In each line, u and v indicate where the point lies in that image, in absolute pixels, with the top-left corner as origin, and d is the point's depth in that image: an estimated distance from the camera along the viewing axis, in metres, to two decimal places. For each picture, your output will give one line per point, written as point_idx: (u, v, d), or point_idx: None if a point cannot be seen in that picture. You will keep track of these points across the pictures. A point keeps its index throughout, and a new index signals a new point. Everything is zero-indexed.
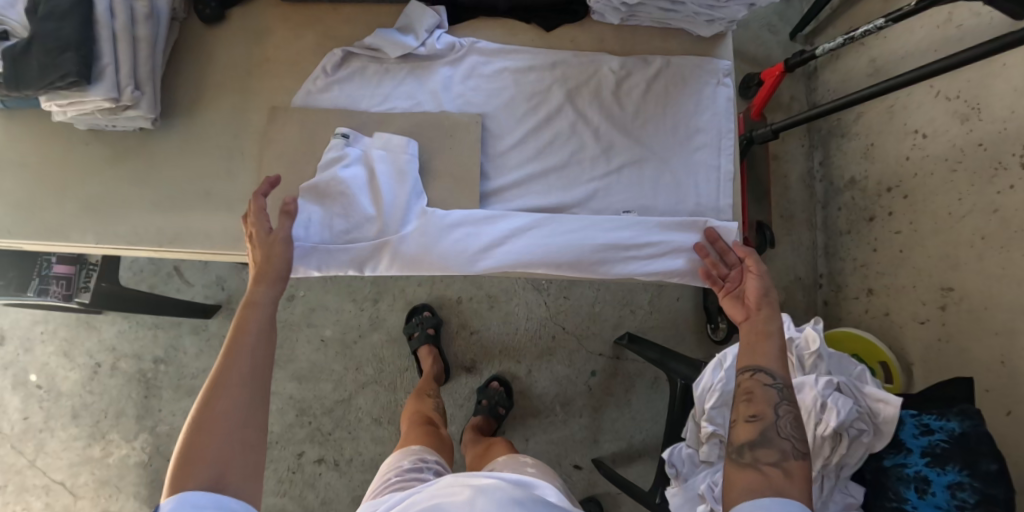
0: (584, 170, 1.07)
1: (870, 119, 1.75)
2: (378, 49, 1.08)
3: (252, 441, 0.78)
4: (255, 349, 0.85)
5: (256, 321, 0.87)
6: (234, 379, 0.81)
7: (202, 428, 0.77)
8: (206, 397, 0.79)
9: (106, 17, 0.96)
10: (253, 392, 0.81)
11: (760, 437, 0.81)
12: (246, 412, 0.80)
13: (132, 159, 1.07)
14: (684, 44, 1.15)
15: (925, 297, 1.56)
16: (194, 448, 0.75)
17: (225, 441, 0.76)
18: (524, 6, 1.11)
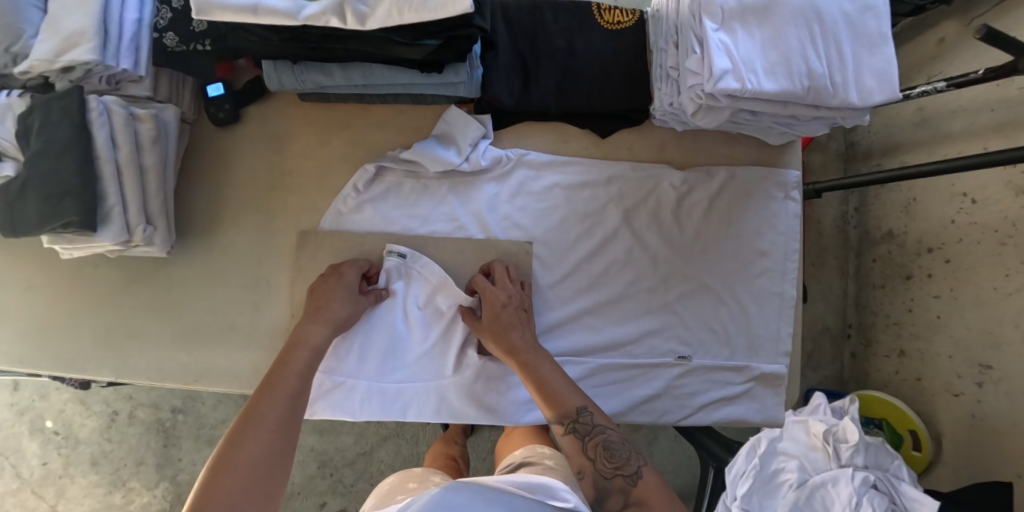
0: (638, 303, 1.01)
1: None
2: (415, 162, 0.98)
3: (273, 482, 0.76)
4: (295, 388, 0.85)
5: (302, 360, 0.88)
6: (266, 414, 0.81)
7: (223, 466, 0.74)
8: (236, 434, 0.77)
9: (108, 151, 0.87)
10: (283, 433, 0.80)
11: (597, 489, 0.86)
12: (268, 458, 0.76)
13: (148, 285, 1.02)
14: (749, 151, 1.06)
15: (962, 370, 1.52)
16: (213, 483, 0.72)
17: (248, 479, 0.74)
18: (579, 113, 1.01)
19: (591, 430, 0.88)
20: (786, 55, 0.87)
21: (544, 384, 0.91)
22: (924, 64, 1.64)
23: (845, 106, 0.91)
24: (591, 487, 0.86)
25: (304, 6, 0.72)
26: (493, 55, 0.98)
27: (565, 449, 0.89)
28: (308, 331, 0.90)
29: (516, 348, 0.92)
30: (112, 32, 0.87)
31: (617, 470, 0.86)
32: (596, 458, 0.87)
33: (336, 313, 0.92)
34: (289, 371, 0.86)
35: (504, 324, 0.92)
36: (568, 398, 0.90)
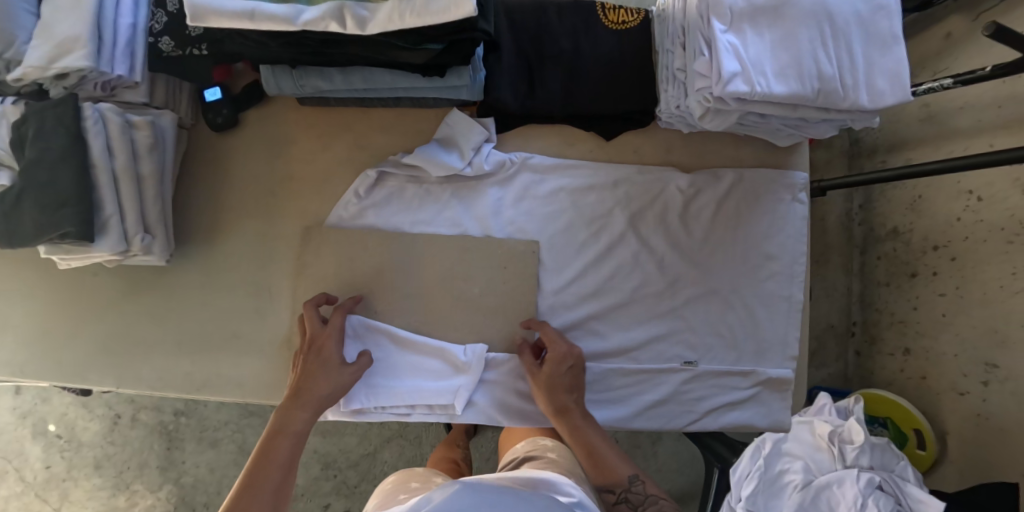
0: (647, 308, 1.00)
1: None
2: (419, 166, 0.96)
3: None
4: (274, 488, 0.81)
5: (284, 448, 0.84)
6: None
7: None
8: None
9: (104, 159, 0.85)
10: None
11: None
12: None
13: (149, 292, 1.00)
14: (757, 153, 1.04)
15: (967, 369, 1.51)
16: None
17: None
18: (584, 115, 0.99)
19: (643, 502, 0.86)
20: (797, 57, 0.85)
21: (595, 455, 0.90)
22: (929, 60, 1.62)
23: (856, 108, 0.89)
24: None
25: (303, 10, 0.68)
26: (497, 56, 0.95)
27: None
28: (292, 416, 0.86)
29: (568, 407, 0.91)
30: (106, 37, 0.86)
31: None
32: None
33: (319, 395, 0.87)
34: (273, 460, 0.82)
35: (558, 391, 0.92)
36: (618, 469, 0.88)
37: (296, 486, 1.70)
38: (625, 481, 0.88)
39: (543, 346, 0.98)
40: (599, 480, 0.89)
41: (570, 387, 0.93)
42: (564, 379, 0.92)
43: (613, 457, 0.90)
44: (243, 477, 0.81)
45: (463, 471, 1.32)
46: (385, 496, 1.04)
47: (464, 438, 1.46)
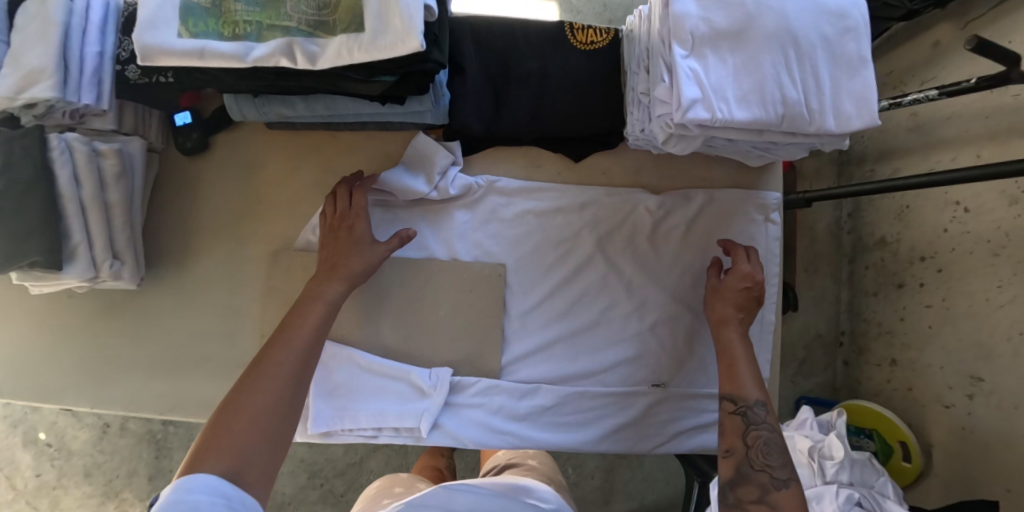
0: (615, 330, 1.00)
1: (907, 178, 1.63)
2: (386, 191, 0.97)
3: (281, 435, 0.73)
4: (306, 348, 0.80)
5: (316, 314, 0.84)
6: (276, 368, 0.76)
7: (233, 411, 0.71)
8: (248, 382, 0.74)
9: (71, 189, 0.86)
10: (296, 387, 0.77)
11: (738, 475, 0.82)
12: (276, 418, 0.73)
13: (121, 315, 1.00)
14: (729, 173, 1.04)
15: (953, 381, 1.50)
16: (217, 433, 0.69)
17: (258, 429, 0.71)
18: (551, 137, 0.99)
19: (758, 424, 0.85)
20: (759, 82, 0.84)
21: (732, 367, 0.90)
22: (917, 69, 1.59)
23: (822, 132, 0.88)
24: (732, 468, 0.83)
25: (253, 47, 0.68)
26: (461, 79, 0.95)
27: (725, 427, 0.87)
28: (326, 285, 0.87)
29: (727, 319, 0.93)
30: (72, 67, 0.86)
31: (767, 465, 0.82)
32: (752, 446, 0.84)
33: (352, 267, 0.89)
34: (305, 323, 0.82)
35: (725, 298, 0.94)
36: (750, 387, 0.88)
37: (283, 494, 1.72)
38: (751, 400, 0.87)
39: (509, 369, 0.98)
40: (726, 388, 0.90)
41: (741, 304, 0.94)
42: (744, 293, 0.93)
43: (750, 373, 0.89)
44: (276, 334, 0.80)
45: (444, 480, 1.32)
46: (369, 501, 1.06)
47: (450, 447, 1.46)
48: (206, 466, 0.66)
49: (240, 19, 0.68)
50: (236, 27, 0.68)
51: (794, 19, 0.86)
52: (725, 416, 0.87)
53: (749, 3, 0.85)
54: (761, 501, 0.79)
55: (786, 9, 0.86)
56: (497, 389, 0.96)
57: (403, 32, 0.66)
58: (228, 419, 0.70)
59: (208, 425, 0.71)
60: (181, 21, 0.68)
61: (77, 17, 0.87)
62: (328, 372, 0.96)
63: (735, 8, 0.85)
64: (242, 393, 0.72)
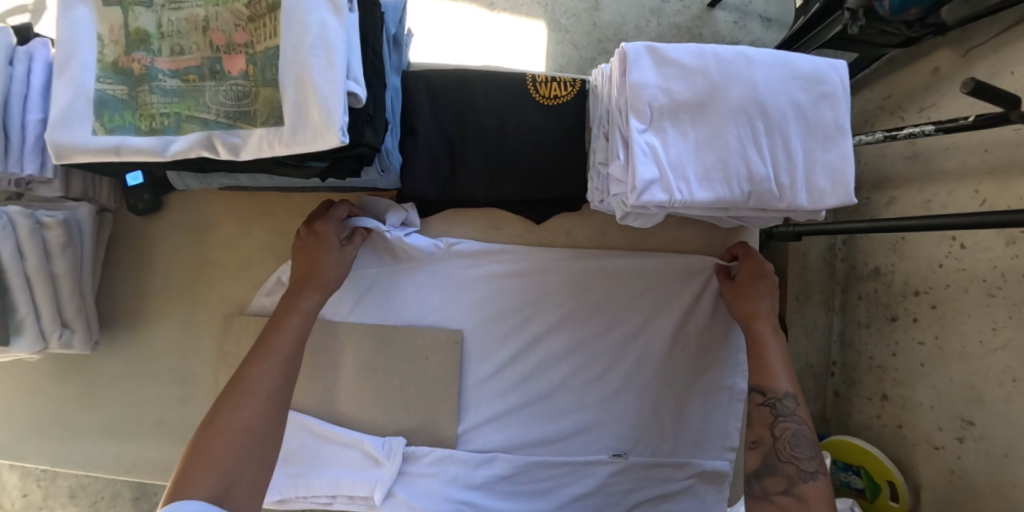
0: (575, 398, 0.97)
1: (903, 206, 1.46)
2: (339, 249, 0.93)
3: (267, 453, 0.71)
4: (290, 359, 0.78)
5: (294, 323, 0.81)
6: (259, 383, 0.74)
7: (214, 429, 0.69)
8: (229, 397, 0.72)
9: (16, 263, 0.84)
10: (280, 400, 0.74)
11: (765, 465, 0.79)
12: (263, 432, 0.71)
13: (78, 376, 1.01)
14: (701, 233, 0.99)
15: (943, 422, 1.34)
16: (200, 451, 0.67)
17: (245, 445, 0.69)
18: (510, 200, 0.95)
19: (786, 417, 0.81)
20: (723, 158, 0.79)
21: (763, 359, 0.86)
22: (915, 94, 1.38)
23: (794, 208, 0.82)
24: (759, 458, 0.81)
25: (170, 142, 0.66)
26: (413, 142, 0.92)
27: (755, 418, 0.84)
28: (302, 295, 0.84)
29: (751, 311, 0.89)
30: (13, 137, 0.84)
31: (795, 457, 0.78)
32: (780, 438, 0.80)
33: (326, 275, 0.86)
34: (285, 330, 0.80)
35: (743, 293, 0.91)
36: (779, 379, 0.84)
37: None
38: (781, 391, 0.83)
39: (466, 437, 0.97)
40: (755, 381, 0.86)
41: (762, 293, 0.90)
42: (760, 284, 0.90)
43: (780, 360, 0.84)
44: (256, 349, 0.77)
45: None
46: None
47: None
48: (194, 490, 0.64)
49: (157, 112, 0.66)
50: (153, 120, 0.66)
51: (762, 88, 0.80)
52: (752, 408, 0.84)
53: (712, 71, 0.80)
54: (787, 492, 0.76)
55: (754, 76, 0.80)
56: (451, 459, 0.94)
57: (321, 126, 0.63)
58: (211, 440, 0.68)
59: (193, 442, 0.69)
60: (96, 117, 0.66)
61: (18, 84, 0.84)
62: (284, 439, 0.94)
63: (697, 77, 0.79)
64: (224, 409, 0.70)
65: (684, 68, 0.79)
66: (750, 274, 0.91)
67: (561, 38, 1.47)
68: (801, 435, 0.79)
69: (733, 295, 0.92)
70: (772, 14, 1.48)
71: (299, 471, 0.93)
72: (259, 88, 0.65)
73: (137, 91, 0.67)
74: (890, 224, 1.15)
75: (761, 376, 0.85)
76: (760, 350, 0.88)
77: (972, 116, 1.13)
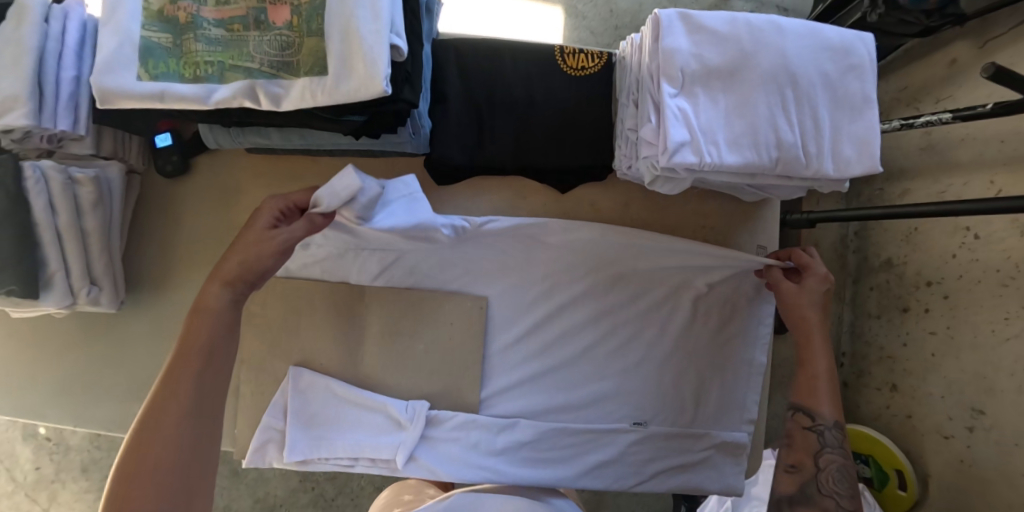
0: (595, 368, 0.98)
1: (917, 197, 1.47)
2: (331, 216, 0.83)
3: (200, 469, 0.68)
4: (208, 360, 0.71)
5: (212, 314, 0.73)
6: (178, 396, 0.69)
7: (133, 475, 0.66)
8: (148, 418, 0.68)
9: (47, 217, 0.85)
10: (206, 411, 0.70)
11: (800, 492, 0.77)
12: (190, 448, 0.68)
13: (102, 338, 1.01)
14: (723, 207, 1.00)
15: (953, 411, 1.39)
16: (128, 484, 0.65)
17: (171, 469, 0.66)
18: (536, 169, 0.95)
19: (832, 449, 0.79)
20: (753, 125, 0.79)
21: (813, 380, 0.84)
22: (932, 86, 1.39)
23: (820, 176, 0.83)
24: (794, 483, 0.78)
25: (213, 89, 0.66)
26: (442, 108, 0.93)
27: (795, 441, 0.82)
28: (217, 276, 0.74)
29: (807, 319, 0.87)
30: (48, 92, 0.85)
31: (835, 491, 0.76)
32: (822, 468, 0.78)
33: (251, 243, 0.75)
34: (203, 326, 0.72)
35: (798, 300, 0.88)
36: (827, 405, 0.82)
37: (274, 497, 1.70)
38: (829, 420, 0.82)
39: (489, 402, 0.97)
40: (802, 401, 0.84)
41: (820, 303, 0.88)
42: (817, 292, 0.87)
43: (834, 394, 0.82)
44: (172, 352, 0.71)
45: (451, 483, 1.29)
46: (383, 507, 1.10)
47: None
48: None
49: (201, 60, 0.67)
50: (197, 68, 0.67)
51: (792, 58, 0.81)
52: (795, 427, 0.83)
53: (744, 39, 0.80)
54: None
55: (785, 45, 0.81)
56: (473, 424, 0.95)
57: (365, 76, 0.64)
58: (138, 466, 0.66)
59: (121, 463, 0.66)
60: (141, 63, 0.67)
61: (53, 41, 0.85)
62: (304, 400, 0.94)
63: (729, 44, 0.80)
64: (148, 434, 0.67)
65: (716, 35, 0.80)
66: (809, 281, 0.89)
67: (577, 24, 1.48)
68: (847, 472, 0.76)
69: (788, 298, 0.89)
70: (789, 3, 1.49)
71: (321, 432, 0.95)
72: (303, 38, 0.66)
73: (182, 39, 0.68)
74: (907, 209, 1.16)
75: (809, 397, 0.83)
76: (808, 365, 0.86)
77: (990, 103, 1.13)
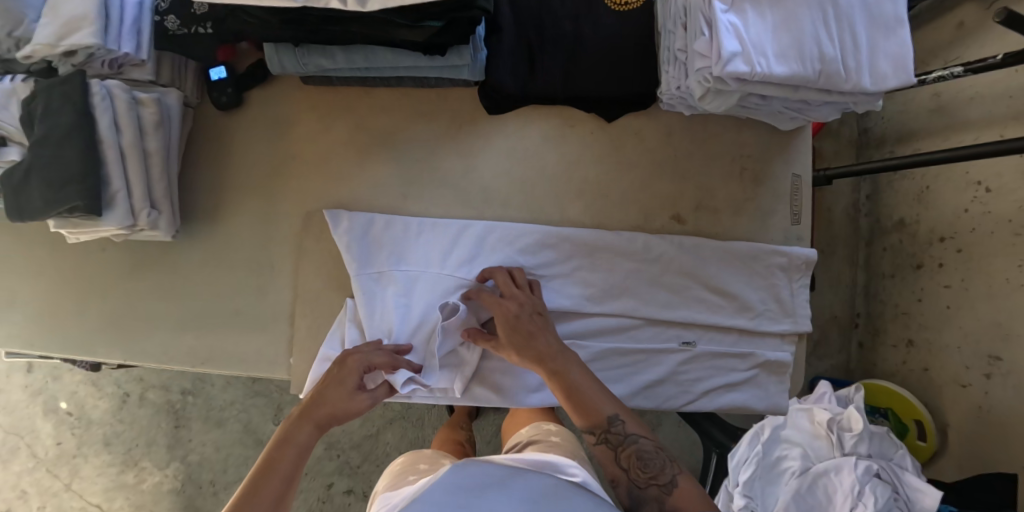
0: (645, 292, 1.00)
1: None
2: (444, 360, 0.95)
3: None
4: (286, 470, 0.81)
5: (305, 433, 0.84)
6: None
7: None
8: None
9: (111, 134, 0.87)
10: None
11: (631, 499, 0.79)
12: None
13: (155, 269, 1.02)
14: (760, 136, 1.04)
15: (970, 361, 1.37)
16: None
17: None
18: (584, 98, 0.99)
19: (626, 441, 0.81)
20: (799, 38, 0.84)
21: (576, 397, 0.84)
22: (939, 48, 1.44)
23: (858, 91, 0.87)
24: (626, 494, 0.80)
25: None
26: (495, 38, 0.96)
27: (601, 459, 0.82)
28: (320, 399, 0.87)
29: (542, 354, 0.87)
30: (113, 16, 0.86)
31: (650, 477, 0.79)
32: (630, 468, 0.80)
33: (347, 384, 0.88)
34: (294, 438, 0.84)
35: (523, 333, 0.88)
36: (598, 408, 0.82)
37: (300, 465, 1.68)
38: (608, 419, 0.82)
39: None
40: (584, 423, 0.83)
41: (523, 328, 0.89)
42: (519, 318, 0.89)
43: (604, 395, 0.83)
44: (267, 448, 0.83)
45: (468, 453, 1.24)
46: (395, 477, 0.98)
47: (468, 421, 1.37)
48: None
49: None
50: None
51: None
52: (593, 448, 0.83)
53: None
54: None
55: None
56: None
57: None
58: None
59: None
60: None
61: None
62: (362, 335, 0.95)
63: None
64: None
65: None
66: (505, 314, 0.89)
67: None
68: (642, 463, 0.80)
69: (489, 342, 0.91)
70: None
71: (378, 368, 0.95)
72: None
73: None
74: (928, 157, 1.21)
75: (588, 415, 0.83)
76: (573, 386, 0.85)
77: (999, 56, 1.14)
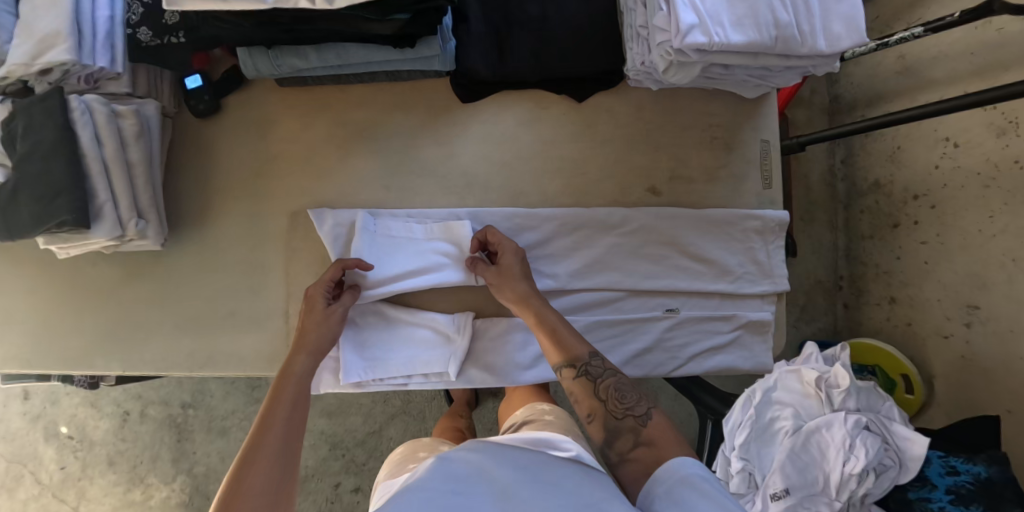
0: (627, 264, 1.03)
1: None
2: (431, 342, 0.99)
3: None
4: (295, 396, 0.88)
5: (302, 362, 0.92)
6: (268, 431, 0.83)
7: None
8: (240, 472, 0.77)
9: (93, 148, 0.88)
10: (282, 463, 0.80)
11: (610, 432, 0.80)
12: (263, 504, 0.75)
13: (148, 277, 1.04)
14: (727, 106, 1.07)
15: (950, 311, 1.41)
16: None
17: None
18: (554, 79, 1.02)
19: (601, 374, 0.85)
20: (753, 7, 0.87)
21: (558, 334, 0.90)
22: (900, 10, 1.47)
23: (814, 54, 0.90)
24: (600, 428, 0.81)
25: None
26: (462, 28, 0.99)
27: (576, 393, 0.85)
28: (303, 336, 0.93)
29: (527, 294, 0.93)
30: (86, 31, 0.88)
31: (627, 409, 0.81)
32: (607, 399, 0.82)
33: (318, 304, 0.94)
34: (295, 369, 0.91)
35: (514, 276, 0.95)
36: (576, 346, 0.88)
37: (305, 467, 1.68)
38: (584, 357, 0.87)
39: None
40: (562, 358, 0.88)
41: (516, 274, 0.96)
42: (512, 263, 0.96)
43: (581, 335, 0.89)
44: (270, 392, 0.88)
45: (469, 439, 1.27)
46: (396, 464, 0.98)
47: (467, 410, 1.39)
48: None
49: None
50: None
51: None
52: (572, 384, 0.85)
53: None
54: (638, 445, 0.77)
55: None
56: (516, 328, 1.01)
57: None
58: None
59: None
60: None
61: None
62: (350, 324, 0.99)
63: None
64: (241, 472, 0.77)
65: None
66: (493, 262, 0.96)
67: None
68: (620, 395, 0.82)
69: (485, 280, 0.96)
70: None
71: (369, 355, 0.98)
72: None
73: None
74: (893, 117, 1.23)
75: (569, 350, 0.87)
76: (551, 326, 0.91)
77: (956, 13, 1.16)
